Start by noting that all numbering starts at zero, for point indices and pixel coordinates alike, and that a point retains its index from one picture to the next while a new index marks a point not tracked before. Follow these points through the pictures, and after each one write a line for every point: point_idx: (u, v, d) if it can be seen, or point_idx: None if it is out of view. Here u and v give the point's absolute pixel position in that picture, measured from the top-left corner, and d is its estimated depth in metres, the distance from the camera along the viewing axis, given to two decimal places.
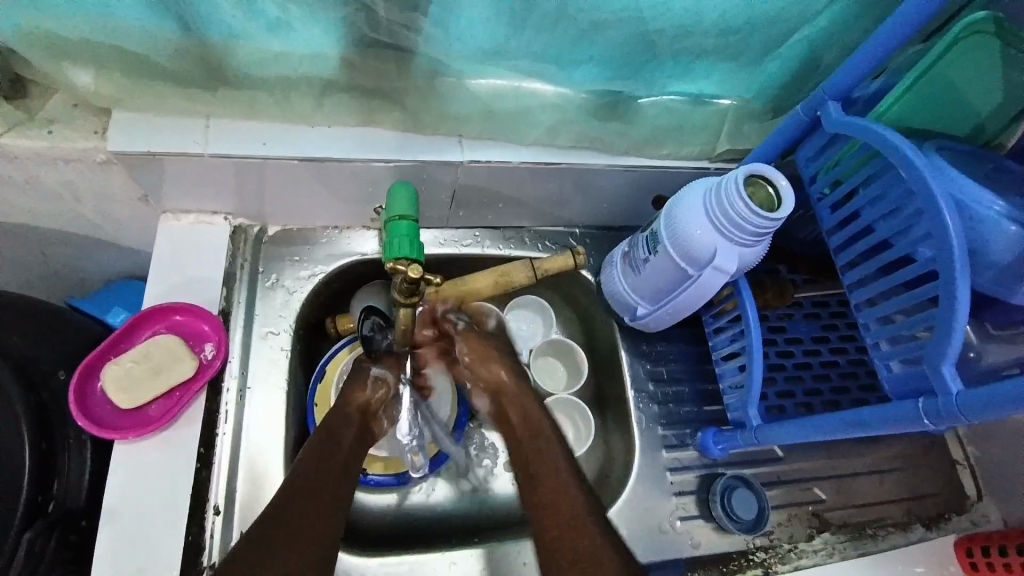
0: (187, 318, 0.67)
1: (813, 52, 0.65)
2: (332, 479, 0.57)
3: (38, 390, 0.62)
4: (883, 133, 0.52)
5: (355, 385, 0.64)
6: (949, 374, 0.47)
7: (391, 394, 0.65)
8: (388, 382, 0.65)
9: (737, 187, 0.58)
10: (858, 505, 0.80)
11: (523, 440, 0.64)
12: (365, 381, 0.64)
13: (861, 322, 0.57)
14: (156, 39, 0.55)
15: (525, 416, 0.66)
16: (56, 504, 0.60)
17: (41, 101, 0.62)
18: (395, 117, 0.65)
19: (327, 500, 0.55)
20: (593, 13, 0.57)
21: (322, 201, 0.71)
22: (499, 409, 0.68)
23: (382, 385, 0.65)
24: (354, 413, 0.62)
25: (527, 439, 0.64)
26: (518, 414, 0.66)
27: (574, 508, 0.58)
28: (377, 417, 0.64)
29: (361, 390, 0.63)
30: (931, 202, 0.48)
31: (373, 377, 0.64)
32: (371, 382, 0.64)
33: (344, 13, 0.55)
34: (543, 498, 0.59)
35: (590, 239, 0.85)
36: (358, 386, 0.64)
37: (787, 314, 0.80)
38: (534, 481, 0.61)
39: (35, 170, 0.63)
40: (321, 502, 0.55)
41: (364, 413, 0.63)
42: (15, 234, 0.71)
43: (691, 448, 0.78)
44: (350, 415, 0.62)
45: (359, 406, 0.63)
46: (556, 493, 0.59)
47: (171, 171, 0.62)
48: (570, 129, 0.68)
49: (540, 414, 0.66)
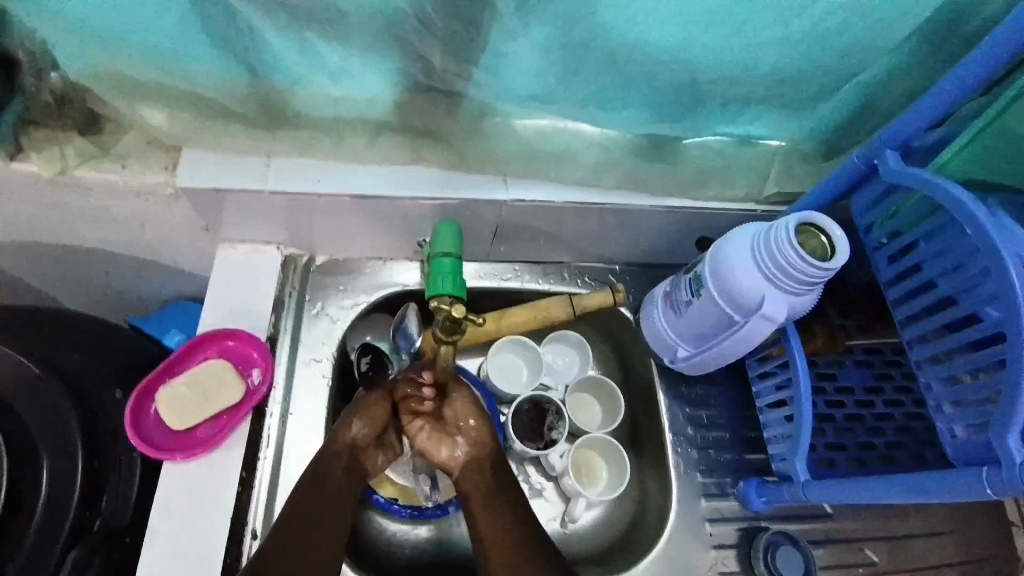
0: (238, 344, 0.69)
1: (868, 99, 0.63)
2: (331, 503, 0.60)
3: (91, 406, 0.64)
4: (945, 186, 0.50)
5: (345, 421, 0.63)
6: (1014, 445, 0.44)
7: (375, 434, 0.64)
8: (376, 422, 0.63)
9: (788, 234, 0.56)
10: (912, 568, 0.76)
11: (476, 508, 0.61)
12: (353, 418, 0.63)
13: (923, 381, 0.54)
14: (223, 84, 0.57)
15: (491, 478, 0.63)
16: (102, 523, 0.61)
17: (116, 137, 0.65)
18: (442, 155, 0.67)
19: (326, 519, 0.59)
20: (643, 63, 0.57)
21: (369, 234, 0.73)
22: (463, 468, 0.63)
23: (369, 425, 0.63)
24: (345, 449, 0.62)
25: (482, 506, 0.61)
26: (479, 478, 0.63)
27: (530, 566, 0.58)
28: (369, 452, 0.64)
29: (348, 429, 0.62)
30: (999, 261, 0.46)
31: (360, 415, 0.63)
32: (360, 421, 0.63)
33: (401, 63, 0.57)
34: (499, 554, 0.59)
35: (630, 277, 0.84)
36: (347, 422, 0.63)
37: (837, 361, 0.77)
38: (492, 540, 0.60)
39: (107, 201, 0.67)
40: (324, 520, 0.59)
41: (352, 452, 0.62)
42: (83, 257, 0.76)
43: (732, 498, 0.75)
44: (341, 452, 0.62)
45: (347, 445, 0.62)
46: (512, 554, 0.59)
47: (230, 204, 0.65)
48: (614, 169, 0.68)
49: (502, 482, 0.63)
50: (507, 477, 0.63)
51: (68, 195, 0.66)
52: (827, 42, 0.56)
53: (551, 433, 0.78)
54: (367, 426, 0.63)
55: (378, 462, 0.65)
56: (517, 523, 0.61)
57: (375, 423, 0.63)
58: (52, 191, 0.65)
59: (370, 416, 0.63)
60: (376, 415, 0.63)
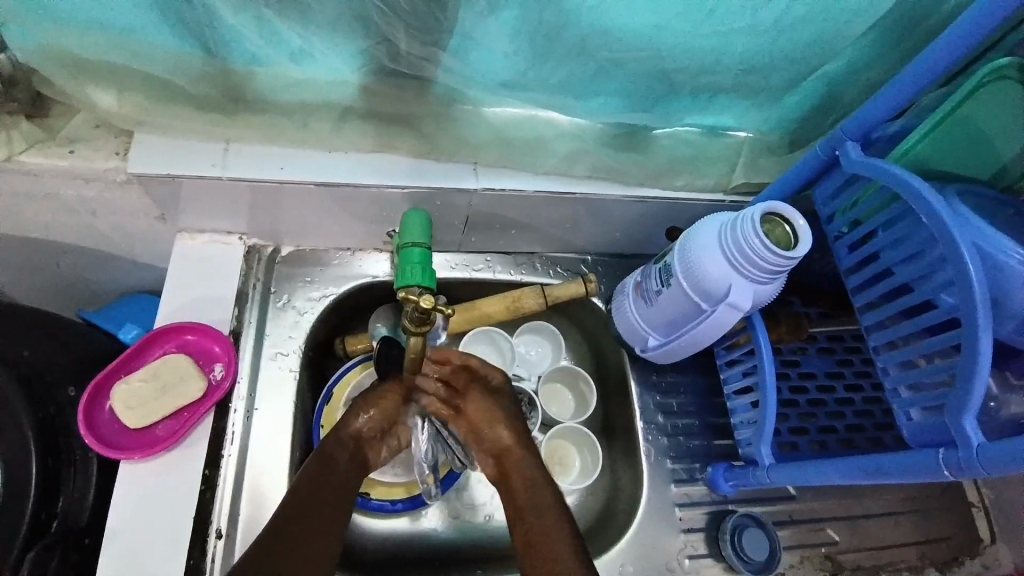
0: (198, 338, 0.67)
1: (832, 90, 0.65)
2: (333, 494, 0.57)
3: (44, 404, 0.61)
4: (904, 176, 0.51)
5: (349, 414, 0.62)
6: (971, 428, 0.46)
7: (382, 425, 0.63)
8: (382, 413, 0.63)
9: (754, 224, 0.57)
10: (871, 547, 0.79)
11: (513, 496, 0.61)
12: (361, 408, 0.62)
13: (881, 366, 0.56)
14: (179, 63, 0.55)
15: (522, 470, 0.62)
16: (59, 522, 0.59)
17: (64, 120, 0.62)
18: (411, 143, 0.65)
19: (328, 513, 0.56)
20: (614, 51, 0.57)
21: (336, 223, 0.71)
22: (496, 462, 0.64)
23: (375, 415, 0.62)
24: (349, 440, 0.61)
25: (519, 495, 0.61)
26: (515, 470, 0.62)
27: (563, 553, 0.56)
28: (373, 444, 0.63)
29: (354, 420, 0.61)
30: (955, 249, 0.47)
31: (370, 404, 0.62)
32: (365, 412, 0.62)
33: (366, 45, 0.55)
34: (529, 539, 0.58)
35: (601, 267, 0.85)
36: (353, 413, 0.62)
37: (800, 348, 0.79)
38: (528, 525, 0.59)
39: (56, 187, 0.63)
40: (326, 512, 0.56)
41: (358, 443, 0.61)
42: (32, 246, 0.72)
43: (700, 483, 0.77)
44: (345, 442, 0.61)
45: (352, 437, 0.61)
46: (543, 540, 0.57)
47: (189, 192, 0.63)
48: (586, 158, 0.68)
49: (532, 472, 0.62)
50: (527, 445, 0.64)
51: (13, 181, 0.62)
52: (794, 33, 0.56)
53: None
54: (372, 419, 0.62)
55: (380, 454, 0.64)
56: (541, 484, 0.61)
57: (382, 411, 0.63)
58: None
59: (374, 406, 0.62)
60: (381, 405, 0.63)
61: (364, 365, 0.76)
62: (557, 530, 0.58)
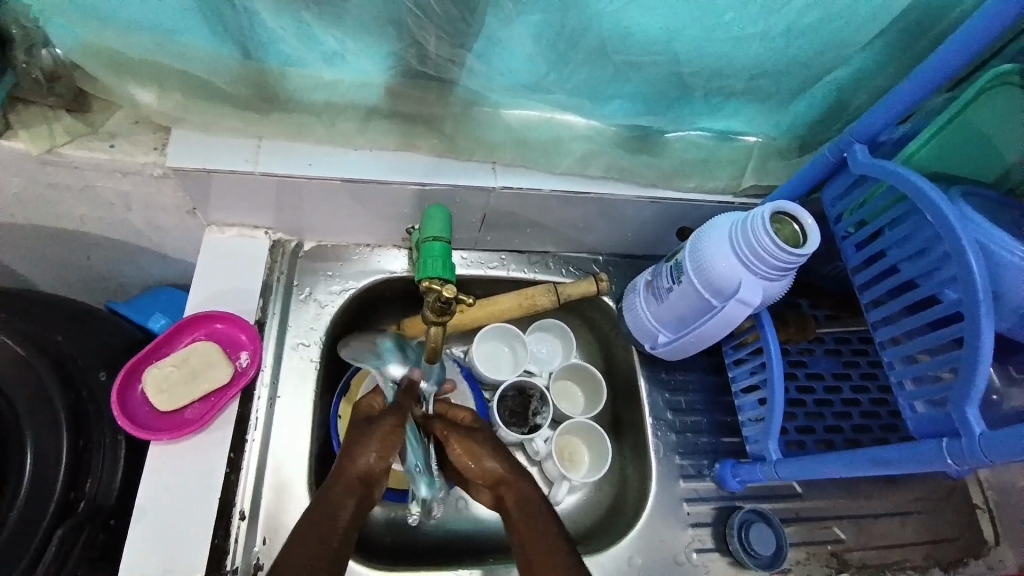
0: (227, 327, 0.70)
1: (840, 95, 0.67)
2: (335, 530, 0.55)
3: (78, 388, 0.64)
4: (909, 176, 0.53)
5: (353, 452, 0.58)
6: (973, 417, 0.47)
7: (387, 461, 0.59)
8: (386, 449, 0.59)
9: (765, 222, 0.59)
10: (877, 546, 0.80)
11: (514, 507, 0.61)
12: (364, 447, 0.58)
13: (887, 360, 0.58)
14: (217, 62, 0.58)
15: (514, 493, 0.61)
16: (86, 503, 0.61)
17: (103, 115, 0.65)
18: (432, 142, 0.68)
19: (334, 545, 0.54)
20: (631, 56, 0.59)
21: (358, 219, 0.74)
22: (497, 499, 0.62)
23: (381, 454, 0.58)
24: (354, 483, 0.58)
25: (518, 504, 0.61)
26: (512, 482, 0.62)
27: (557, 545, 0.58)
28: (378, 484, 0.59)
29: (357, 460, 0.58)
30: (958, 245, 0.49)
31: (377, 444, 0.58)
32: (372, 449, 0.58)
33: (395, 47, 0.58)
34: (524, 541, 0.58)
35: (612, 267, 0.87)
36: (360, 452, 0.58)
37: (808, 349, 0.81)
38: (522, 531, 0.59)
39: (94, 180, 0.66)
40: (323, 548, 0.54)
41: (367, 480, 0.58)
42: (65, 238, 0.75)
43: (709, 479, 0.78)
44: (353, 484, 0.57)
45: (359, 476, 0.58)
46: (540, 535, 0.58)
47: (220, 186, 0.66)
48: (599, 160, 0.71)
49: (526, 484, 0.62)
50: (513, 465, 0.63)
51: (53, 173, 0.65)
52: (803, 41, 0.59)
53: (535, 419, 0.80)
54: (378, 456, 0.58)
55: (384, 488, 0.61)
56: (537, 494, 0.62)
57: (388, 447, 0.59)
58: (37, 168, 0.65)
59: (380, 440, 0.59)
60: (386, 443, 0.59)
61: (362, 374, 0.76)
62: (548, 525, 0.59)
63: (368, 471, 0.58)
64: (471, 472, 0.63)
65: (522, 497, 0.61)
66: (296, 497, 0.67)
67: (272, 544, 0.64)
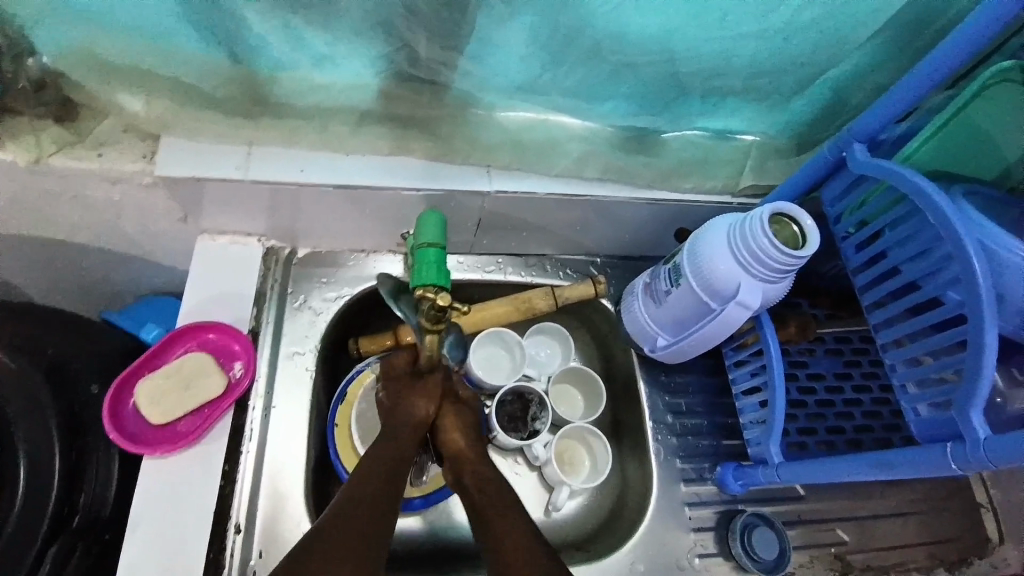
0: (220, 337, 0.69)
1: (839, 93, 0.66)
2: (371, 496, 0.56)
3: (70, 398, 0.63)
4: (911, 177, 0.52)
5: (405, 403, 0.62)
6: (978, 422, 0.47)
7: (428, 415, 0.62)
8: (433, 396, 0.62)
9: (763, 223, 0.58)
10: (880, 548, 0.79)
11: (496, 506, 0.59)
12: (416, 397, 0.62)
13: (889, 363, 0.57)
14: (207, 68, 0.57)
15: (496, 487, 0.60)
16: (82, 514, 0.60)
17: (92, 124, 0.63)
18: (426, 146, 0.67)
19: (366, 516, 0.55)
20: (626, 55, 0.59)
21: (354, 224, 0.73)
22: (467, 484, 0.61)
23: (432, 404, 0.62)
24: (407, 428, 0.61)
25: (498, 503, 0.59)
26: (492, 476, 0.61)
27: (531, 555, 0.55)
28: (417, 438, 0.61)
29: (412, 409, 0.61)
30: (960, 247, 0.48)
31: (426, 394, 0.62)
32: (421, 400, 0.62)
33: (387, 51, 0.57)
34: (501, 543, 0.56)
35: (610, 269, 0.86)
36: (412, 401, 0.62)
37: (808, 349, 0.80)
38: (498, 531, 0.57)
39: (82, 187, 0.65)
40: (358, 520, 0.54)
41: (417, 427, 0.61)
42: (56, 249, 0.74)
43: (710, 482, 0.78)
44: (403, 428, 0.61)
45: (414, 423, 0.61)
46: (515, 542, 0.56)
47: (211, 193, 0.65)
48: (596, 161, 0.70)
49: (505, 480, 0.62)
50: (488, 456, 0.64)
51: (41, 182, 0.64)
52: (802, 39, 0.58)
53: (534, 424, 0.79)
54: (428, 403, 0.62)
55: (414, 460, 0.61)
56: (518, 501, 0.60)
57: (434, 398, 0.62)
58: (25, 178, 0.64)
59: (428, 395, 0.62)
60: (433, 395, 0.62)
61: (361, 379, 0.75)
62: (524, 533, 0.56)
63: (417, 419, 0.61)
64: (456, 454, 0.63)
65: (504, 495, 0.60)
66: (292, 507, 0.66)
67: (268, 558, 0.64)
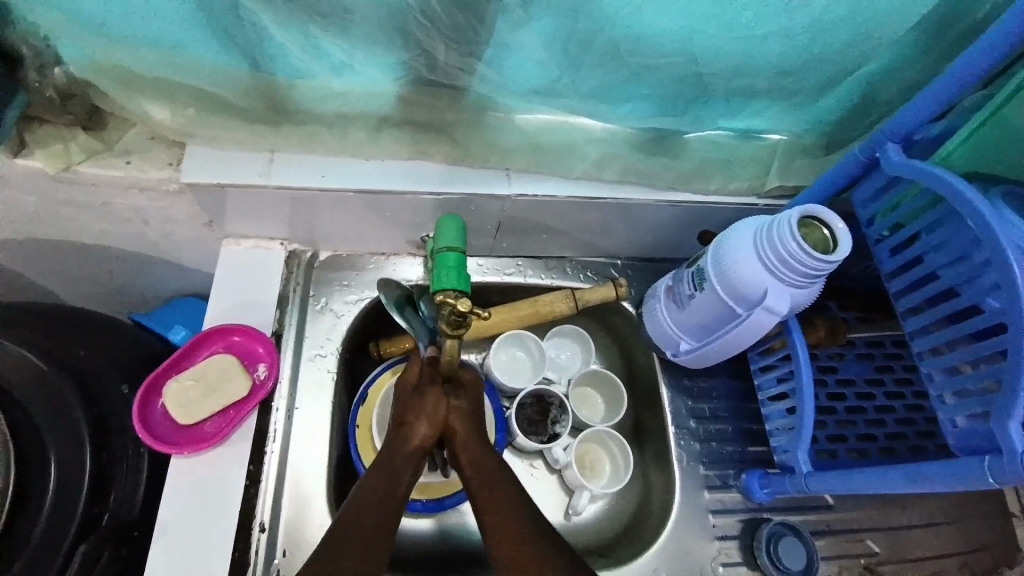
0: (244, 339, 0.70)
1: (871, 91, 0.64)
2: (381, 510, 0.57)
3: (99, 402, 0.64)
4: (948, 179, 0.50)
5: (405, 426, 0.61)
6: (1015, 435, 0.44)
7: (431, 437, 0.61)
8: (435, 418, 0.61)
9: (791, 227, 0.56)
10: (912, 559, 0.76)
11: (503, 509, 0.58)
12: (417, 419, 0.61)
13: (924, 372, 0.55)
14: (228, 77, 0.58)
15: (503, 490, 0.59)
16: (110, 517, 0.61)
17: (118, 133, 0.66)
18: (445, 150, 0.67)
19: (375, 529, 0.56)
20: (647, 57, 0.57)
21: (373, 228, 0.73)
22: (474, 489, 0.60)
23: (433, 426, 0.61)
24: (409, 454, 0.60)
25: (505, 509, 0.58)
26: (499, 480, 0.60)
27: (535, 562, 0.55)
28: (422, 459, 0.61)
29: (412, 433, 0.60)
30: (1000, 253, 0.46)
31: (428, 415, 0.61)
32: (421, 424, 0.61)
33: (404, 56, 0.57)
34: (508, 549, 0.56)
35: (631, 271, 0.85)
36: (412, 425, 0.61)
37: (837, 354, 0.77)
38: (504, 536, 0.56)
39: (110, 195, 0.67)
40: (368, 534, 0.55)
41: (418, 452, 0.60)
42: (86, 253, 0.76)
43: (734, 490, 0.76)
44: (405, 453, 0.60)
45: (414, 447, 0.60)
46: (520, 547, 0.55)
47: (233, 199, 0.66)
48: (616, 163, 0.69)
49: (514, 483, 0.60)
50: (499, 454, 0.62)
51: (71, 190, 0.66)
52: (830, 37, 0.56)
53: (554, 427, 0.79)
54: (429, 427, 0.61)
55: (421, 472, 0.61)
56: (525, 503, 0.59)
57: (436, 418, 0.61)
58: (55, 186, 0.65)
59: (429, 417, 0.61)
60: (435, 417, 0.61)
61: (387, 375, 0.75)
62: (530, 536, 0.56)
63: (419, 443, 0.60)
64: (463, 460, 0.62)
65: (511, 500, 0.59)
66: (315, 509, 0.67)
67: (293, 557, 0.65)
